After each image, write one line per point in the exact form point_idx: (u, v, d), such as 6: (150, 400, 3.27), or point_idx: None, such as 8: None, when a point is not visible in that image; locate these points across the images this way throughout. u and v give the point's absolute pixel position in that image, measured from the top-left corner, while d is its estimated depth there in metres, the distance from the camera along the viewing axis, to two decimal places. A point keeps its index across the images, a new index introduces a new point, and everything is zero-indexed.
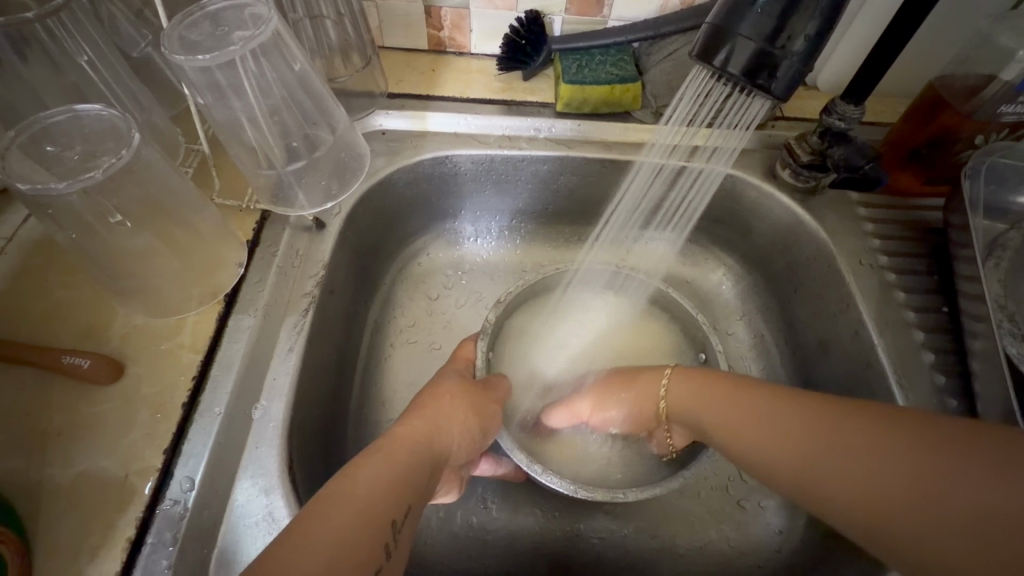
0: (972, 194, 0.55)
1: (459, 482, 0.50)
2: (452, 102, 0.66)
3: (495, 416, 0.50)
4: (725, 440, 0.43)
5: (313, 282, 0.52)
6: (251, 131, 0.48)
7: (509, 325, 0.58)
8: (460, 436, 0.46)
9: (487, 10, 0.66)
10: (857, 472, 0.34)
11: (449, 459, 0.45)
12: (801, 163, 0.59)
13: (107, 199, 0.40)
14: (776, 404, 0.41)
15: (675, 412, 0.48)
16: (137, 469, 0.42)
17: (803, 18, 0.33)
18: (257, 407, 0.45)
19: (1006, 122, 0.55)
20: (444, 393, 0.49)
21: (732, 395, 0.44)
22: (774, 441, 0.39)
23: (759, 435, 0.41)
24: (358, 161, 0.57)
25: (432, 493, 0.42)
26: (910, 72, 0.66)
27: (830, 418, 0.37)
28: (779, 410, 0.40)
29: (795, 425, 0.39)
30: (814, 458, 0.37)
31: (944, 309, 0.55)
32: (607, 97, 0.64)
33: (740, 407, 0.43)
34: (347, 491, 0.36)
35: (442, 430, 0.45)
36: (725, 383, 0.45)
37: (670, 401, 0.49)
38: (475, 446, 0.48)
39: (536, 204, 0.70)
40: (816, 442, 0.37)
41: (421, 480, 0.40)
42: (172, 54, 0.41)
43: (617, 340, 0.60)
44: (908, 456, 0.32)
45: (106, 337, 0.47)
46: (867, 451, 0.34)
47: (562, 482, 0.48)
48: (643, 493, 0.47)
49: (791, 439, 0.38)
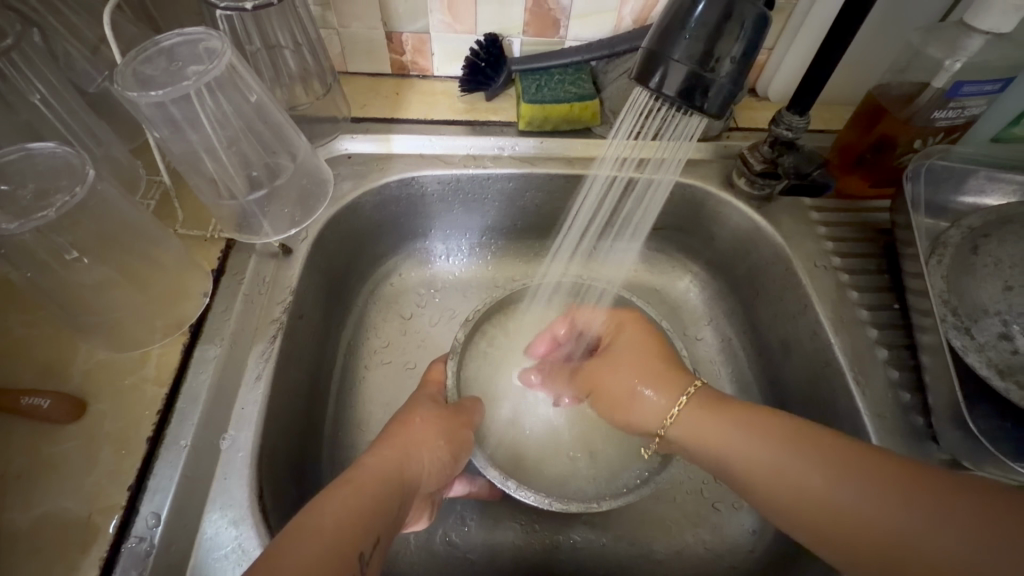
0: (913, 195, 0.58)
1: (428, 508, 0.50)
2: (416, 125, 0.68)
3: (467, 440, 0.50)
4: (744, 475, 0.42)
5: (281, 308, 0.52)
6: (210, 162, 0.48)
7: (483, 339, 0.60)
8: (430, 465, 0.46)
9: (448, 34, 0.68)
10: (880, 525, 0.36)
11: (419, 487, 0.45)
12: (755, 172, 0.61)
13: (62, 236, 0.40)
14: (796, 446, 0.40)
15: (682, 440, 0.46)
16: (101, 508, 0.41)
17: (729, 41, 0.35)
18: (224, 437, 0.45)
19: (941, 126, 0.58)
20: (416, 420, 0.49)
21: (763, 437, 0.42)
22: (804, 488, 0.39)
23: (796, 484, 0.39)
24: (323, 186, 0.58)
25: (402, 522, 0.42)
26: (854, 81, 0.69)
27: (848, 469, 0.38)
28: (799, 452, 0.40)
29: (829, 475, 0.38)
30: (840, 509, 0.37)
31: (895, 306, 0.57)
32: (567, 114, 0.65)
33: (755, 449, 0.42)
34: (320, 523, 0.36)
35: (411, 458, 0.45)
36: (757, 419, 0.43)
37: (693, 431, 0.45)
38: (446, 471, 0.48)
39: (505, 220, 0.72)
40: (860, 501, 0.37)
41: (390, 510, 0.41)
42: (125, 90, 0.42)
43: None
44: (924, 507, 0.35)
45: (67, 375, 0.46)
46: (876, 494, 0.37)
47: (537, 496, 0.48)
48: (616, 502, 0.49)
49: (815, 490, 0.38)
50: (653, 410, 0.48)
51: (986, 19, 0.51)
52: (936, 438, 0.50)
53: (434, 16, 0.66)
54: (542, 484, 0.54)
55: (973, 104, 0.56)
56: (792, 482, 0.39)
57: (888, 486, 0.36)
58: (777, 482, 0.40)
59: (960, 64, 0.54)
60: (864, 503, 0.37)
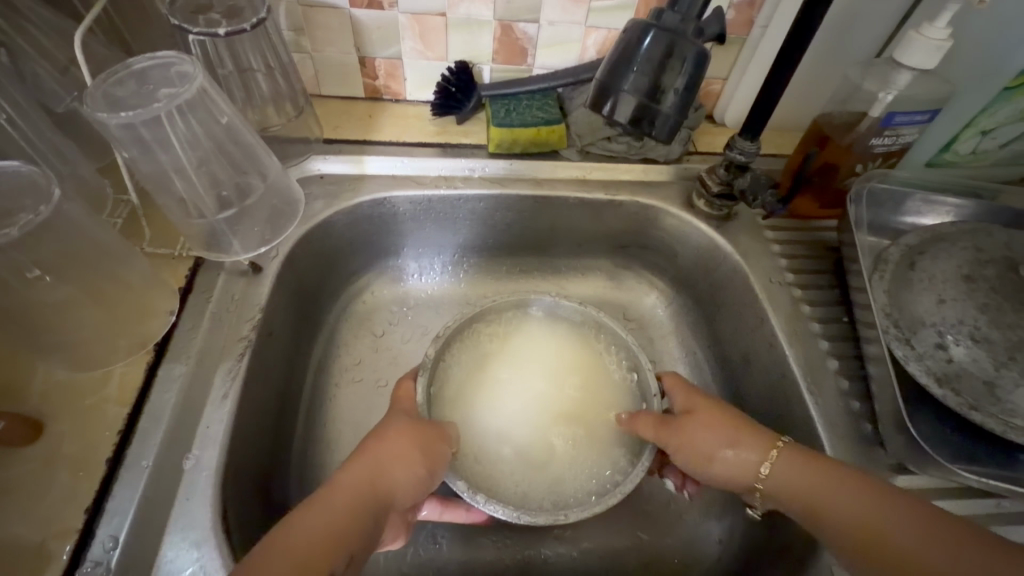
0: (856, 216, 0.62)
1: (404, 523, 0.49)
2: (389, 146, 0.69)
3: (444, 459, 0.48)
4: (784, 489, 0.47)
5: (249, 326, 0.52)
6: (180, 182, 0.48)
7: (463, 354, 0.61)
8: (405, 480, 0.45)
9: (419, 60, 0.70)
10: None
11: (393, 503, 0.45)
12: (713, 194, 0.65)
13: (25, 255, 0.40)
14: (928, 527, 0.41)
15: (772, 489, 0.48)
16: (56, 532, 0.40)
17: (673, 74, 0.38)
18: (189, 457, 0.45)
19: (878, 153, 0.63)
20: (394, 435, 0.47)
21: (837, 489, 0.45)
22: (896, 547, 0.41)
23: (852, 520, 0.43)
24: (294, 206, 0.59)
25: (376, 538, 0.42)
26: (801, 110, 0.74)
27: (936, 534, 0.41)
28: (901, 526, 0.42)
29: (936, 549, 0.40)
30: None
31: (844, 318, 0.61)
32: (534, 138, 0.68)
33: (855, 508, 0.44)
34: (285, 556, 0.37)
35: (384, 474, 0.45)
36: (806, 457, 0.47)
37: (701, 445, 0.51)
38: (425, 486, 0.47)
39: (477, 240, 0.73)
40: (941, 560, 0.40)
41: (360, 529, 0.41)
42: (94, 111, 0.42)
43: (559, 370, 0.61)
44: (963, 559, 0.39)
45: (24, 397, 0.45)
46: (957, 549, 0.40)
47: (506, 511, 0.49)
48: (587, 513, 0.49)
49: (905, 535, 0.41)
50: (747, 449, 0.50)
51: (911, 56, 0.56)
52: (883, 444, 0.52)
53: (405, 43, 0.68)
54: (511, 498, 0.53)
55: (906, 133, 0.61)
56: (907, 550, 0.41)
57: (957, 545, 0.40)
58: (862, 537, 0.43)
59: (892, 97, 0.59)
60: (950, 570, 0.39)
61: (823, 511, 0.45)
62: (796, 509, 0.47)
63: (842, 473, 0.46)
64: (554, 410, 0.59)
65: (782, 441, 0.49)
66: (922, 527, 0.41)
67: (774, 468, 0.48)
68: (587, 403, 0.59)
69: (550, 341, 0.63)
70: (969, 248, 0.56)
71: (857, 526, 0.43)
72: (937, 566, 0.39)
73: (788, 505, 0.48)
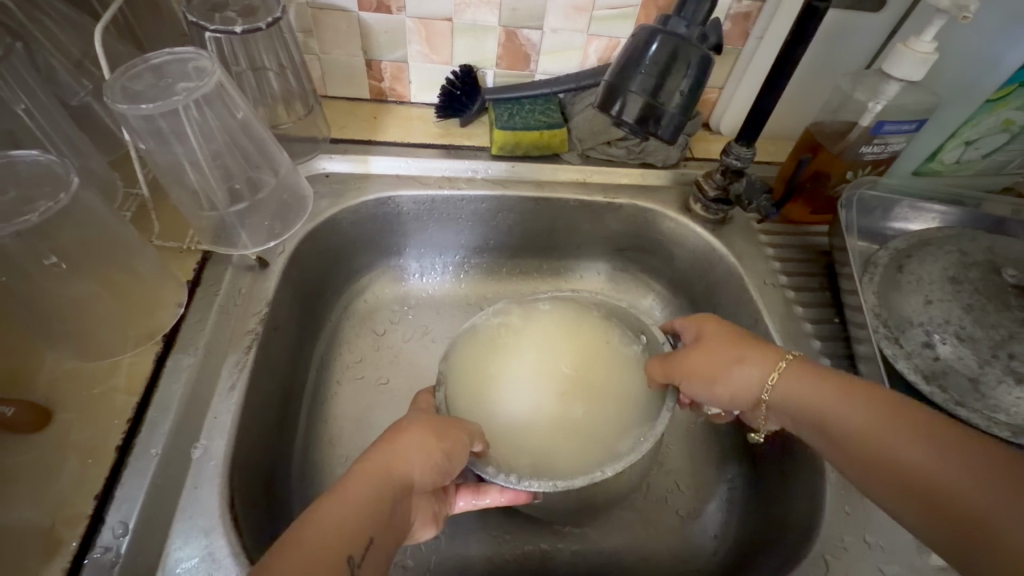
0: (847, 220, 0.65)
1: (436, 514, 0.49)
2: (394, 147, 0.71)
3: (462, 442, 0.47)
4: (790, 405, 0.46)
5: (256, 319, 0.53)
6: (193, 174, 0.49)
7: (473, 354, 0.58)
8: (423, 464, 0.44)
9: (425, 63, 0.72)
10: (939, 481, 0.36)
11: (413, 486, 0.44)
12: (709, 198, 0.67)
13: (42, 242, 0.40)
14: (927, 435, 0.38)
15: (777, 403, 0.47)
16: (65, 518, 0.40)
17: (678, 77, 0.39)
18: (197, 446, 0.45)
19: (868, 160, 0.65)
20: (415, 427, 0.47)
21: (839, 397, 0.43)
22: (888, 446, 0.39)
23: (859, 431, 0.41)
24: (302, 202, 0.60)
25: (397, 520, 0.42)
26: (794, 119, 0.76)
27: (935, 440, 0.38)
28: (899, 430, 0.39)
29: (929, 448, 0.37)
30: (926, 479, 0.37)
31: (835, 319, 0.63)
32: (537, 140, 0.70)
33: (853, 410, 0.42)
34: (313, 540, 0.37)
35: (400, 457, 0.44)
36: (818, 372, 0.46)
37: (702, 371, 0.50)
38: (441, 469, 0.45)
39: (479, 240, 0.75)
40: (934, 462, 0.37)
41: (379, 512, 0.41)
42: (113, 103, 0.43)
43: (574, 350, 0.57)
44: (963, 464, 0.36)
45: (32, 385, 0.46)
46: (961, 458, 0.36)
47: (545, 482, 0.48)
48: (618, 467, 0.49)
49: (902, 444, 0.39)
50: (752, 363, 0.49)
51: (899, 69, 0.58)
52: None
53: (412, 47, 0.70)
54: (551, 469, 0.51)
55: (894, 141, 0.63)
56: (901, 452, 0.39)
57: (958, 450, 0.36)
58: (857, 437, 0.41)
59: (881, 106, 0.61)
60: (940, 470, 0.36)
61: (823, 416, 0.44)
62: (799, 421, 0.46)
63: (855, 385, 0.44)
64: (575, 388, 0.55)
65: (790, 355, 0.48)
66: (926, 436, 0.38)
67: (778, 382, 0.47)
68: (610, 381, 0.55)
69: (562, 323, 0.59)
70: (954, 251, 0.58)
71: (852, 430, 0.42)
72: (924, 467, 0.37)
73: (796, 418, 0.46)
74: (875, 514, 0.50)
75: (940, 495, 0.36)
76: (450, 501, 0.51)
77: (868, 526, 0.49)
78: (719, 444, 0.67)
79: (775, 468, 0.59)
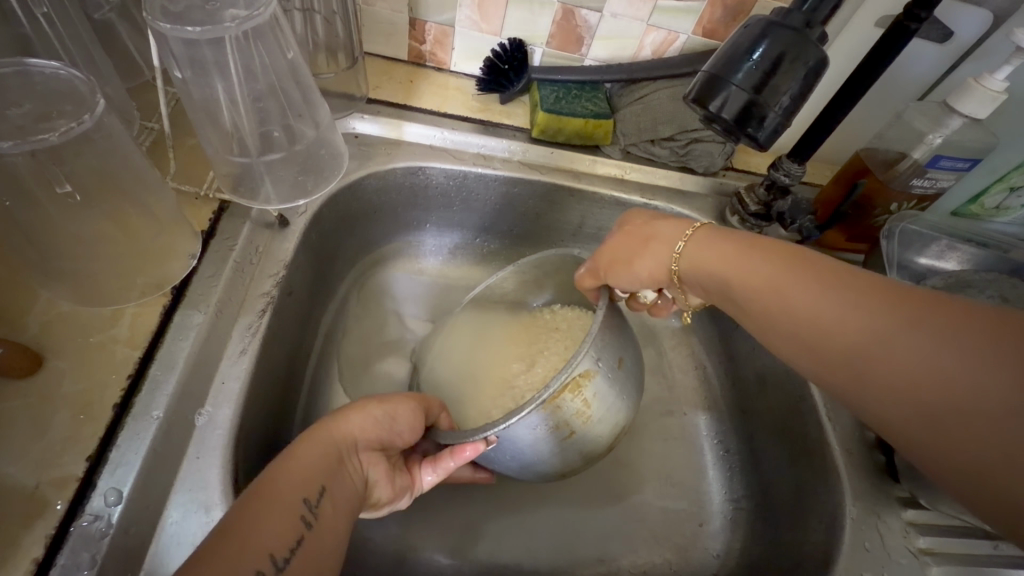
0: (887, 252, 0.64)
1: (396, 485, 0.45)
2: (430, 115, 0.67)
3: (402, 400, 0.45)
4: (710, 278, 0.43)
5: (272, 282, 0.49)
6: (228, 112, 0.45)
7: (454, 331, 0.62)
8: (362, 421, 0.42)
9: (471, 31, 0.67)
10: (877, 355, 0.32)
11: (356, 445, 0.41)
12: (750, 212, 0.64)
13: (57, 167, 0.36)
14: (864, 303, 0.33)
15: (688, 272, 0.45)
16: (52, 478, 0.36)
17: (787, 77, 0.39)
18: (202, 413, 0.41)
19: (914, 194, 0.64)
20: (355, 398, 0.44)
21: (772, 274, 0.38)
22: (825, 326, 0.34)
23: (789, 315, 0.37)
24: (336, 160, 0.55)
25: (348, 475, 0.39)
26: (839, 144, 0.75)
27: (874, 308, 0.33)
28: (830, 300, 0.35)
29: (875, 325, 0.32)
30: (860, 352, 0.33)
31: None
32: (580, 129, 0.66)
33: (782, 287, 0.37)
34: (267, 493, 0.34)
35: (338, 419, 0.41)
36: (740, 243, 0.42)
37: (619, 257, 0.49)
38: (387, 430, 0.43)
39: (503, 225, 0.72)
40: (865, 333, 0.33)
41: (326, 466, 0.38)
42: (155, 21, 0.38)
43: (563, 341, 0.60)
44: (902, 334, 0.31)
45: (21, 324, 0.41)
46: (897, 324, 0.31)
47: (494, 420, 0.44)
48: (563, 377, 0.44)
49: (833, 316, 0.34)
50: (663, 233, 0.47)
51: (966, 104, 0.57)
52: (896, 476, 0.52)
53: (462, 11, 0.65)
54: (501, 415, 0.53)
55: (944, 179, 0.62)
56: (830, 326, 0.34)
57: (900, 318, 0.31)
58: (791, 321, 0.37)
59: (941, 140, 0.60)
60: (876, 342, 0.32)
61: (756, 302, 0.39)
62: (719, 293, 0.43)
63: (787, 257, 0.39)
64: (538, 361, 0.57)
65: (698, 225, 0.46)
66: (862, 305, 0.33)
67: (687, 246, 0.45)
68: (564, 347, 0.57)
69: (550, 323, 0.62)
70: (994, 296, 0.57)
71: (781, 312, 0.37)
72: (873, 348, 0.32)
73: (713, 287, 0.43)
74: (892, 552, 0.49)
75: (872, 372, 0.32)
76: (418, 477, 0.47)
77: (885, 565, 0.48)
78: (728, 463, 0.66)
79: (787, 495, 0.58)
